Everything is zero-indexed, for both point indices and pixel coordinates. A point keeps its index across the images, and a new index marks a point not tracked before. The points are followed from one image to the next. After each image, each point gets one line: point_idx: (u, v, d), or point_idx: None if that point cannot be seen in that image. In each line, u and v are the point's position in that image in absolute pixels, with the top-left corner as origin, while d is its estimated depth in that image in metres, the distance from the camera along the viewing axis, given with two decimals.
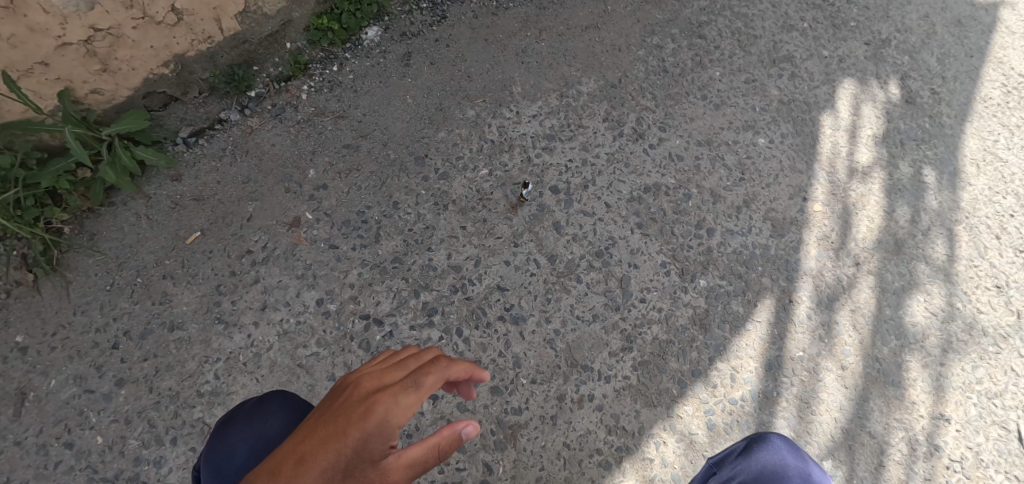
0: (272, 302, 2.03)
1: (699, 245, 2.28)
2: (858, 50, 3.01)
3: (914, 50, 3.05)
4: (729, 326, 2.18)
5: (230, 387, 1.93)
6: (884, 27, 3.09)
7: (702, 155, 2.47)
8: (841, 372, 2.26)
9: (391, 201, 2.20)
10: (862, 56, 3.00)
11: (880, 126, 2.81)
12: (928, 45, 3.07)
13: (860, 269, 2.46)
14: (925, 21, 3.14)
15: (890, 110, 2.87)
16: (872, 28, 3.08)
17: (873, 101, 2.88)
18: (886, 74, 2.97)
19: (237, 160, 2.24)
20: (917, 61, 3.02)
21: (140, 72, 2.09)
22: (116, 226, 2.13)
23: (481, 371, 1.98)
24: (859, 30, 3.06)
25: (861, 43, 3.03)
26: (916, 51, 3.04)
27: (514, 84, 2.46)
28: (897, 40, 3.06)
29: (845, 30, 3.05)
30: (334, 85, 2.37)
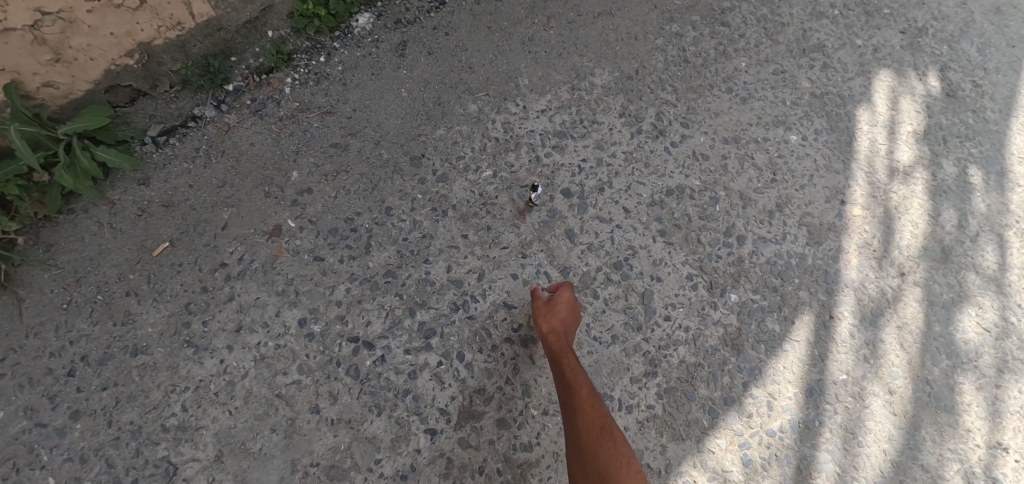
0: (248, 323, 1.79)
1: (729, 254, 2.04)
2: (893, 39, 2.76)
3: (952, 40, 2.80)
4: (764, 347, 1.94)
5: (200, 421, 1.69)
6: (920, 14, 2.84)
7: (729, 153, 2.23)
8: (889, 397, 2.02)
9: (384, 206, 1.96)
10: (898, 46, 2.75)
11: (921, 122, 2.56)
12: (967, 35, 2.82)
13: (906, 280, 2.21)
14: (964, 8, 2.89)
15: (930, 103, 2.62)
16: (907, 15, 2.82)
17: (912, 94, 2.63)
18: (924, 66, 2.71)
19: (211, 161, 2.00)
20: (956, 52, 2.77)
21: (100, 62, 1.85)
22: (75, 236, 1.89)
23: (485, 401, 1.74)
24: (894, 18, 2.81)
25: (896, 32, 2.78)
26: (955, 40, 2.79)
27: (521, 76, 2.22)
28: (934, 29, 2.81)
29: (878, 17, 2.80)
30: (321, 78, 2.13)
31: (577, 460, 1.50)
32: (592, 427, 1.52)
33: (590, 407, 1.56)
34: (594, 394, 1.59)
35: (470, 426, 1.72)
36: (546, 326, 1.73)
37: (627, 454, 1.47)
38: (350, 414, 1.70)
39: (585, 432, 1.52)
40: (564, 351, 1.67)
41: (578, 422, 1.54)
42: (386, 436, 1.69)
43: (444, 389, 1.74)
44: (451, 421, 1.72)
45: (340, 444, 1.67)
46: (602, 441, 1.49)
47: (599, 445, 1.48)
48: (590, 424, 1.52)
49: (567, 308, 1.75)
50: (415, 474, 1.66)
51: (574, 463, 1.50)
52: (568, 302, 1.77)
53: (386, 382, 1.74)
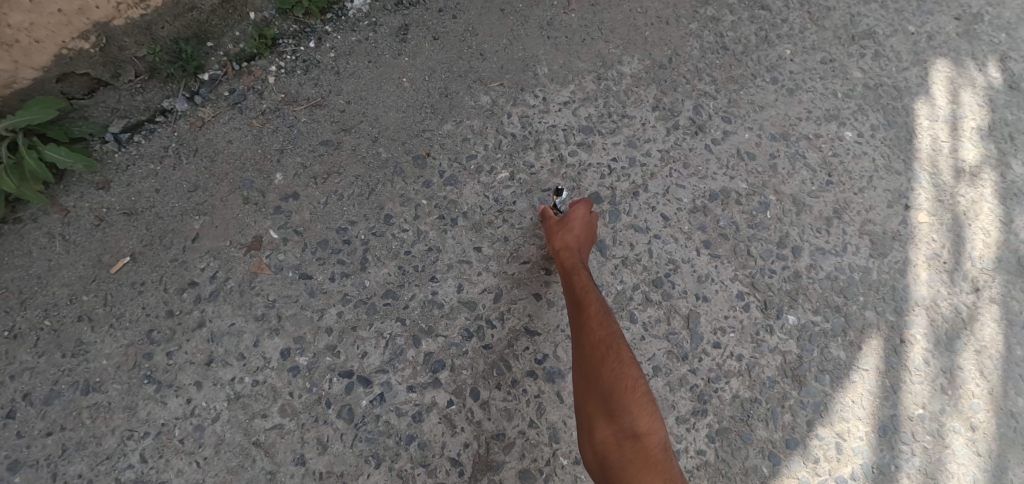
0: (220, 355, 1.51)
1: (784, 269, 1.78)
2: (949, 26, 2.46)
3: (1012, 26, 2.50)
4: (829, 377, 1.69)
5: (162, 474, 1.41)
6: None
7: (777, 152, 1.95)
8: (971, 435, 1.74)
9: (383, 214, 1.68)
10: (953, 33, 2.45)
11: (985, 117, 2.28)
12: None
13: (982, 297, 1.92)
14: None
15: (993, 96, 2.34)
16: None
17: (972, 87, 2.35)
18: (983, 55, 2.43)
19: (181, 162, 1.71)
20: (1016, 39, 2.48)
21: (48, 45, 1.56)
22: (19, 250, 1.60)
23: (504, 448, 1.47)
24: (946, 2, 2.52)
25: (951, 17, 2.48)
26: (1016, 27, 2.50)
27: (539, 64, 1.94)
28: (991, 14, 2.51)
29: (931, 1, 2.50)
30: (311, 65, 1.85)
31: (584, 385, 1.35)
32: (598, 346, 1.35)
33: (598, 325, 1.37)
34: (605, 310, 1.41)
35: (486, 479, 1.44)
36: (557, 241, 1.55)
37: (636, 375, 1.30)
38: (342, 466, 1.42)
39: (588, 353, 1.35)
40: (575, 266, 1.50)
41: (581, 342, 1.38)
42: None
43: (456, 434, 1.47)
44: (464, 473, 1.44)
45: None
46: (605, 362, 1.33)
47: (602, 367, 1.32)
48: (596, 342, 1.36)
49: (579, 220, 1.56)
50: None
51: (581, 386, 1.37)
52: (583, 216, 1.57)
53: (386, 426, 1.46)
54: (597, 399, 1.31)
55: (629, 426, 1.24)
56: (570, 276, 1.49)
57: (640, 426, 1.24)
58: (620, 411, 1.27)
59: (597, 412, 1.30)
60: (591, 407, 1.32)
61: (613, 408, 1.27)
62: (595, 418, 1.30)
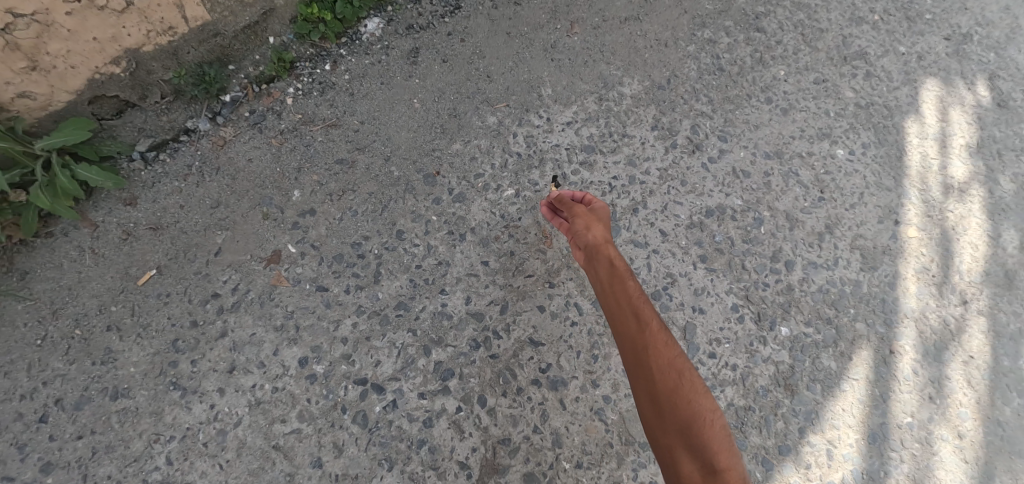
0: (241, 363, 1.59)
1: (777, 282, 1.86)
2: (939, 46, 2.54)
3: (1000, 46, 2.56)
4: (820, 386, 1.77)
5: (186, 476, 1.50)
6: (964, 19, 2.61)
7: (772, 170, 2.03)
8: (958, 442, 1.82)
9: (395, 229, 1.77)
10: (943, 53, 2.52)
11: (974, 134, 2.35)
12: (1014, 40, 2.58)
13: (969, 309, 2.00)
14: (1011, 11, 2.65)
15: (983, 115, 2.40)
16: (950, 21, 2.60)
17: (963, 105, 2.41)
18: (972, 74, 2.49)
19: (204, 180, 1.81)
20: (1005, 58, 2.54)
21: (83, 71, 1.66)
22: (51, 262, 1.70)
23: (511, 453, 1.55)
24: (937, 23, 2.59)
25: (941, 37, 2.56)
26: (1004, 46, 2.56)
27: (543, 85, 2.03)
28: (980, 34, 2.58)
29: (921, 23, 2.57)
30: (326, 87, 1.95)
31: (651, 410, 1.22)
32: (664, 365, 1.23)
33: (664, 345, 1.26)
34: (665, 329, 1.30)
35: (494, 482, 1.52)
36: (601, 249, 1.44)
37: (710, 404, 1.21)
38: (357, 469, 1.51)
39: (652, 373, 1.23)
40: (619, 267, 1.39)
41: (641, 360, 1.25)
42: None
43: (465, 439, 1.55)
44: (473, 476, 1.52)
45: None
46: (673, 382, 1.22)
47: (671, 387, 1.21)
48: (660, 360, 1.24)
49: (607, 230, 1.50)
50: None
51: (643, 409, 1.24)
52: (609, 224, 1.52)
53: (398, 431, 1.54)
54: (668, 425, 1.19)
55: (711, 460, 1.14)
56: (616, 279, 1.37)
57: (723, 460, 1.14)
58: (699, 438, 1.16)
59: (670, 441, 1.18)
60: (661, 434, 1.20)
61: (689, 436, 1.17)
62: (671, 448, 1.18)
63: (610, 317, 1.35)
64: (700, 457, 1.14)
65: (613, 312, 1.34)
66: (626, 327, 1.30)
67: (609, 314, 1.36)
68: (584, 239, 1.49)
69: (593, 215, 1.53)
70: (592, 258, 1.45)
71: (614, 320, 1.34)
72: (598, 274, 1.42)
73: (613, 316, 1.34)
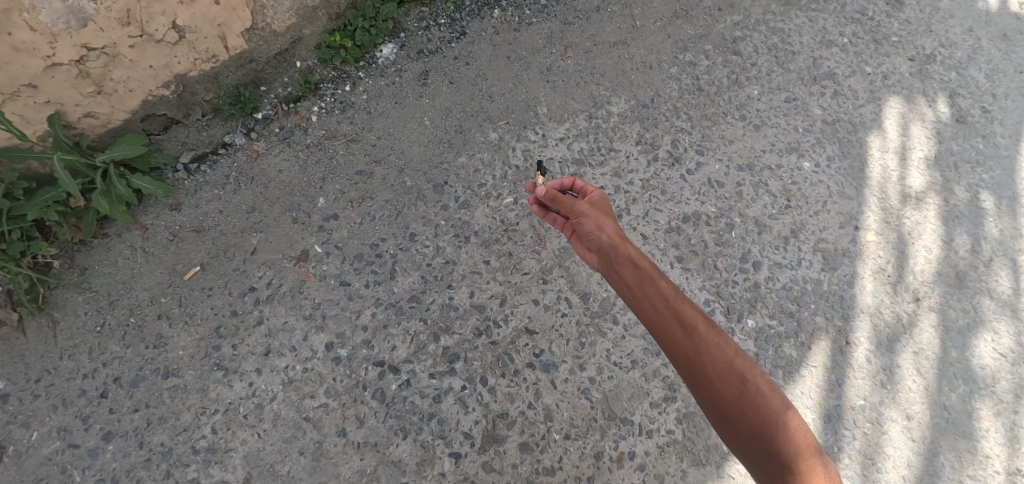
0: (276, 347, 1.85)
1: (745, 280, 2.11)
2: (903, 66, 2.71)
3: (961, 66, 2.74)
4: (782, 371, 2.03)
5: (229, 443, 1.74)
6: (928, 41, 2.78)
7: (743, 180, 2.27)
8: (907, 423, 2.05)
9: (408, 232, 2.03)
10: (907, 72, 2.70)
11: (932, 148, 2.54)
12: (975, 60, 2.76)
13: (921, 306, 2.23)
14: (973, 33, 2.82)
15: (941, 130, 2.58)
16: (915, 42, 2.77)
17: (922, 121, 2.59)
18: (933, 92, 2.67)
19: (240, 188, 2.05)
20: (965, 77, 2.72)
21: (139, 94, 1.91)
22: (107, 260, 1.95)
23: (508, 425, 1.81)
24: (902, 45, 2.76)
25: (905, 58, 2.73)
26: (964, 66, 2.74)
27: (539, 105, 2.28)
28: (943, 55, 2.76)
29: (887, 45, 2.75)
30: (347, 106, 2.20)
31: (717, 412, 1.31)
32: (727, 366, 1.31)
33: (717, 348, 1.33)
34: (711, 329, 1.37)
35: (494, 450, 1.78)
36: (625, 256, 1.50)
37: (774, 391, 1.31)
38: (376, 438, 1.76)
39: (718, 376, 1.31)
40: (648, 270, 1.46)
41: (698, 363, 1.32)
42: (412, 460, 1.75)
43: (469, 413, 1.81)
44: (475, 444, 1.78)
45: (365, 467, 1.73)
46: (740, 381, 1.31)
47: (740, 387, 1.30)
48: (723, 362, 1.32)
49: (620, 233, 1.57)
50: None
51: (710, 409, 1.33)
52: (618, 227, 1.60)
53: (412, 405, 1.81)
54: (741, 422, 1.28)
55: (787, 445, 1.26)
56: (654, 283, 1.43)
57: (798, 442, 1.26)
58: (772, 431, 1.27)
59: (744, 436, 1.28)
60: (732, 429, 1.30)
61: (762, 429, 1.27)
62: (747, 441, 1.29)
63: (654, 323, 1.40)
64: (775, 444, 1.26)
65: (658, 317, 1.39)
66: (675, 335, 1.36)
67: (651, 319, 1.40)
68: (603, 247, 1.55)
69: (603, 220, 1.60)
70: (618, 261, 1.50)
71: (658, 327, 1.38)
72: (627, 282, 1.47)
73: (658, 322, 1.39)
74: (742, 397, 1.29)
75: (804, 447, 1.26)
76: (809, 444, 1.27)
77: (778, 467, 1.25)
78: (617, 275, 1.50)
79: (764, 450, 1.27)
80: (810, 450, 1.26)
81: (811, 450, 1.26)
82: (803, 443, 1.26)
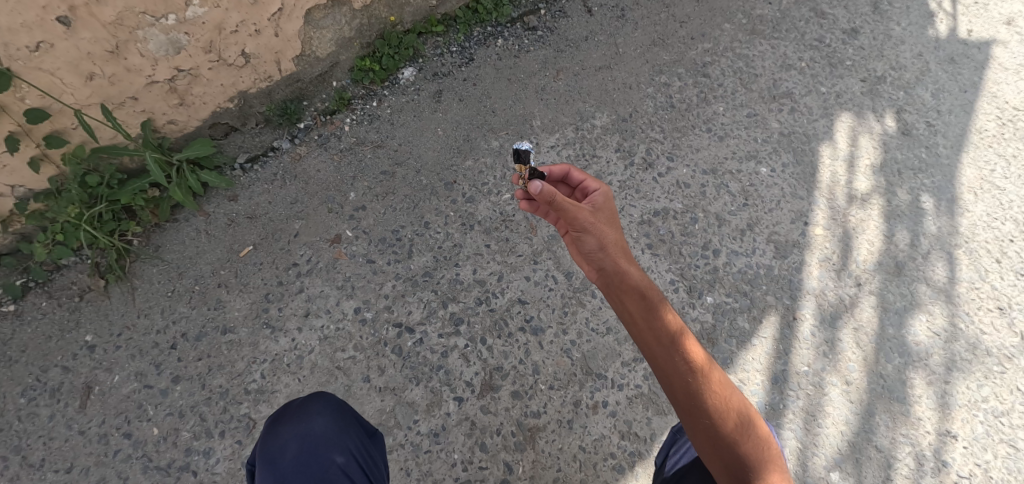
0: (314, 309, 2.33)
1: (706, 264, 2.52)
2: (855, 86, 2.94)
3: (909, 86, 2.95)
4: (735, 340, 2.41)
5: (275, 385, 2.21)
6: (880, 65, 3.00)
7: (707, 182, 2.67)
8: (846, 386, 2.37)
9: (423, 221, 2.50)
10: (858, 92, 2.93)
11: (878, 157, 2.78)
12: (922, 81, 2.97)
13: (861, 290, 2.53)
14: (923, 57, 3.03)
15: (887, 141, 2.81)
16: (867, 66, 2.99)
17: (870, 133, 2.83)
18: (882, 109, 2.89)
19: (286, 184, 2.52)
20: (912, 96, 2.92)
21: (210, 106, 2.41)
22: (177, 240, 2.40)
23: (503, 376, 2.28)
24: (856, 68, 2.99)
25: (857, 80, 2.96)
26: (912, 86, 2.95)
27: (534, 118, 2.72)
28: (892, 77, 2.97)
29: (842, 68, 2.98)
30: (374, 118, 2.67)
31: (698, 418, 1.49)
32: (713, 389, 1.52)
33: (705, 367, 1.54)
34: (702, 351, 1.57)
35: (490, 396, 2.24)
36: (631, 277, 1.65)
37: (745, 408, 1.54)
38: (394, 383, 2.24)
39: (707, 398, 1.50)
40: (651, 293, 1.62)
41: (689, 375, 1.52)
42: (423, 402, 2.22)
43: (470, 365, 2.28)
44: (475, 391, 2.25)
45: (386, 406, 2.21)
46: (723, 400, 1.51)
47: (723, 405, 1.51)
48: (709, 386, 1.52)
49: (628, 256, 1.71)
50: (446, 432, 2.18)
51: (693, 429, 1.50)
52: (626, 249, 1.74)
53: (423, 359, 2.28)
54: (721, 437, 1.48)
55: (753, 452, 1.48)
56: (652, 309, 1.59)
57: (761, 449, 1.50)
58: (745, 442, 1.49)
59: (720, 450, 1.48)
60: (713, 440, 1.48)
61: (737, 440, 1.48)
62: (721, 444, 1.48)
63: (649, 353, 1.57)
64: (743, 449, 1.48)
65: (654, 347, 1.55)
66: (671, 351, 1.53)
67: (647, 348, 1.56)
68: (608, 267, 1.69)
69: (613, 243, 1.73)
70: (620, 287, 1.65)
71: (653, 356, 1.55)
72: (632, 301, 1.62)
73: (652, 352, 1.55)
74: (722, 409, 1.50)
75: (765, 454, 1.49)
76: (770, 453, 1.51)
77: (746, 467, 1.46)
78: (617, 303, 1.64)
79: (736, 453, 1.47)
80: (770, 456, 1.50)
81: (770, 457, 1.50)
82: (764, 451, 1.50)
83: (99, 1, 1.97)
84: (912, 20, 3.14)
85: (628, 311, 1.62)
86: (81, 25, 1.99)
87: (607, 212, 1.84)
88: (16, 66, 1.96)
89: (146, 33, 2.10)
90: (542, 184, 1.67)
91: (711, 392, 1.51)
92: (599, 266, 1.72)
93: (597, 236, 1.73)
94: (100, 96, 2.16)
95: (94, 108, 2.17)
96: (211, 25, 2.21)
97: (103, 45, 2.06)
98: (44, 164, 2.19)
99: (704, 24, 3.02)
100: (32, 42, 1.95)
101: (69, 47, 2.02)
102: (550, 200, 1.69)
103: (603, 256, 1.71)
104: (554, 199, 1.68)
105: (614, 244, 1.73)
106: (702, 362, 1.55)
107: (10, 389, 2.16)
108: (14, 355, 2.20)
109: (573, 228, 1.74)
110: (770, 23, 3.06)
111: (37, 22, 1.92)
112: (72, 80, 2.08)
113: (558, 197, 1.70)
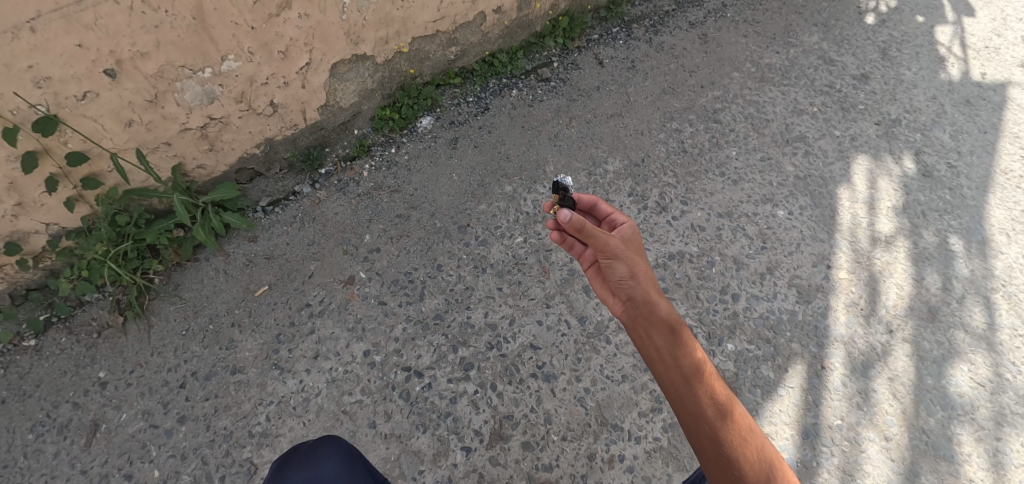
0: (324, 352, 2.31)
1: (725, 309, 2.44)
2: (870, 129, 2.92)
3: (926, 128, 2.92)
4: (760, 390, 2.27)
5: (279, 429, 2.16)
6: (893, 108, 2.99)
7: (723, 225, 2.63)
8: (885, 443, 2.19)
9: (435, 263, 2.51)
10: (874, 134, 2.90)
11: (900, 198, 2.71)
12: (939, 123, 2.94)
13: (894, 336, 2.39)
14: (938, 99, 3.02)
15: (907, 183, 2.75)
16: (881, 109, 2.98)
17: (889, 175, 2.77)
18: (899, 150, 2.85)
19: (304, 226, 2.59)
20: (930, 138, 2.89)
21: (237, 152, 2.53)
22: (196, 280, 2.45)
23: (513, 425, 2.18)
24: (869, 111, 2.98)
25: (871, 123, 2.94)
26: (928, 127, 2.92)
27: (547, 164, 2.76)
28: (907, 120, 2.95)
29: (855, 112, 2.98)
30: (391, 165, 2.75)
31: (723, 467, 1.39)
32: (742, 437, 1.42)
33: (732, 409, 1.45)
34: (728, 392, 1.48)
35: (499, 445, 2.15)
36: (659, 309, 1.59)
37: (776, 455, 1.43)
38: (400, 430, 2.16)
39: (736, 447, 1.40)
40: (678, 328, 1.55)
41: (714, 419, 1.43)
42: (429, 451, 2.13)
43: (480, 413, 2.20)
44: (484, 441, 2.15)
45: (391, 454, 2.12)
46: (753, 451, 1.40)
47: (753, 456, 1.40)
48: (738, 433, 1.42)
49: (659, 287, 1.65)
50: None
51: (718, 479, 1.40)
52: (657, 279, 1.67)
53: (432, 404, 2.21)
54: None
55: None
56: (679, 345, 1.52)
57: None
58: None
59: None
60: None
61: None
62: None
63: (673, 392, 1.49)
64: None
65: (680, 386, 1.47)
66: (697, 392, 1.46)
67: (671, 387, 1.48)
68: (636, 301, 1.64)
69: (643, 273, 1.67)
70: (646, 321, 1.59)
71: (678, 395, 1.47)
72: (659, 338, 1.54)
73: (677, 392, 1.47)
74: (748, 455, 1.39)
75: None
76: None
77: None
78: (643, 338, 1.57)
79: None
80: None
81: None
82: None
83: (144, 56, 2.12)
84: (922, 65, 3.16)
85: (653, 346, 1.55)
86: (126, 76, 2.13)
87: (636, 244, 1.80)
88: (62, 113, 2.08)
89: (183, 85, 2.24)
90: (569, 211, 1.65)
91: (736, 436, 1.41)
92: (628, 297, 1.66)
93: (626, 265, 1.68)
94: (136, 142, 2.28)
95: (130, 152, 2.29)
96: (243, 77, 2.36)
97: (143, 95, 2.20)
98: (79, 204, 2.30)
99: (713, 73, 3.08)
100: (80, 92, 2.08)
101: (112, 96, 2.15)
102: (579, 228, 1.66)
103: (632, 286, 1.65)
104: (582, 226, 1.65)
105: (642, 272, 1.67)
106: (728, 402, 1.46)
107: (20, 424, 2.15)
108: (28, 389, 2.22)
109: (601, 256, 1.70)
110: (779, 71, 3.11)
111: (87, 74, 2.06)
112: (112, 126, 2.20)
113: (587, 225, 1.66)
